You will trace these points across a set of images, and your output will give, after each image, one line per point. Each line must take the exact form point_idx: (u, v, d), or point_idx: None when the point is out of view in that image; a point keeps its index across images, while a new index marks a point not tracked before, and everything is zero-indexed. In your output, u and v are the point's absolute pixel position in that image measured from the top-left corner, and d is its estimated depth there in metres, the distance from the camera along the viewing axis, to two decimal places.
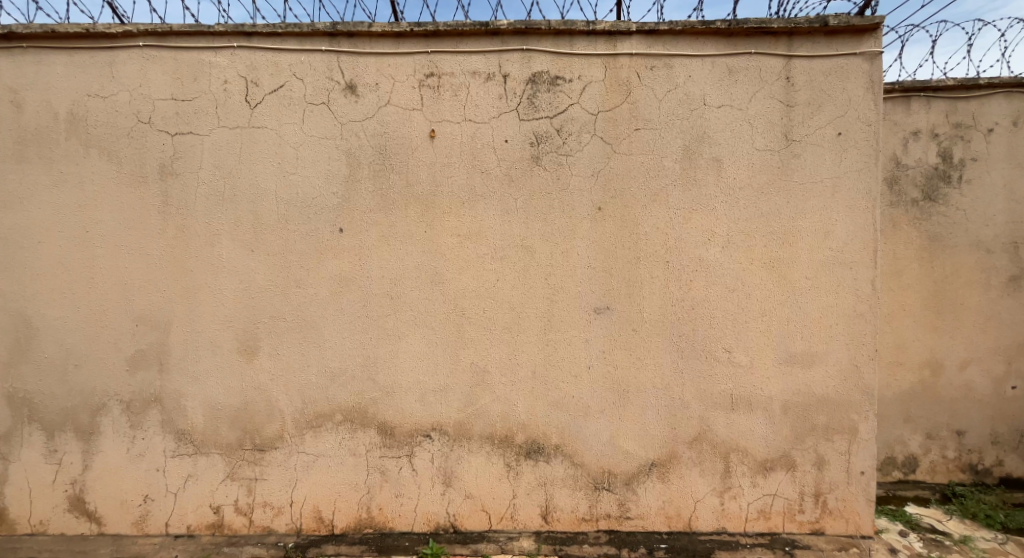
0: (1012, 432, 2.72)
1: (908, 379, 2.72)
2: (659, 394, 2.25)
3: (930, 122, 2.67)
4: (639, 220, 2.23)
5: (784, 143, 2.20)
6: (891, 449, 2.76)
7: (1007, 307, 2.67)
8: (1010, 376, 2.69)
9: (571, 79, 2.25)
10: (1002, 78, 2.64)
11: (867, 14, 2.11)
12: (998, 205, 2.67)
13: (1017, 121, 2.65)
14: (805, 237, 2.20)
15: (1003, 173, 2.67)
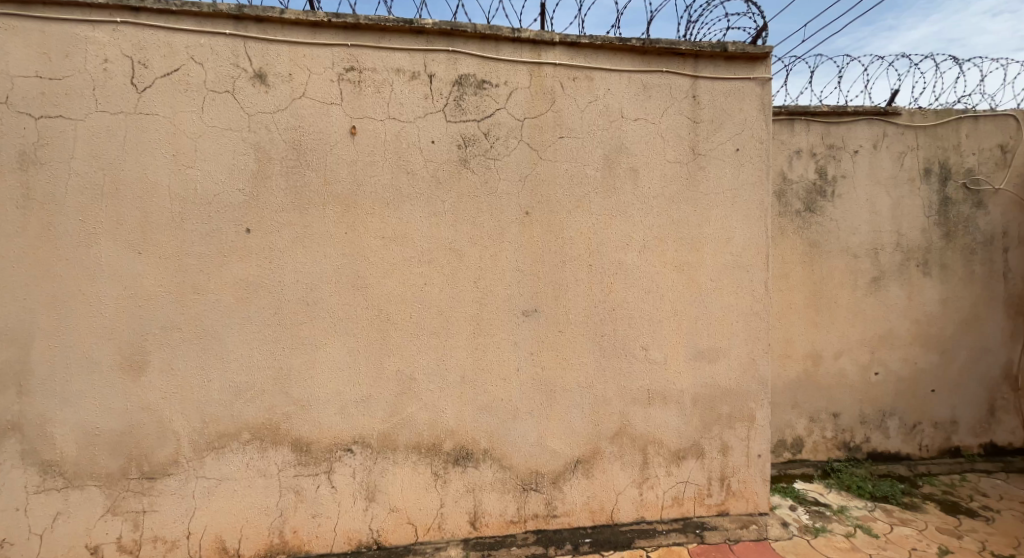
0: (874, 411, 3.17)
1: (793, 369, 3.07)
2: (584, 392, 2.32)
3: (809, 143, 3.05)
4: (564, 225, 2.30)
5: (692, 156, 2.38)
6: (781, 433, 3.09)
7: (868, 304, 3.12)
8: (871, 364, 3.14)
9: (497, 84, 2.27)
10: (864, 107, 3.09)
11: (759, 44, 2.36)
12: (862, 217, 3.11)
13: (876, 145, 3.11)
14: (711, 242, 2.40)
15: (865, 189, 3.12)
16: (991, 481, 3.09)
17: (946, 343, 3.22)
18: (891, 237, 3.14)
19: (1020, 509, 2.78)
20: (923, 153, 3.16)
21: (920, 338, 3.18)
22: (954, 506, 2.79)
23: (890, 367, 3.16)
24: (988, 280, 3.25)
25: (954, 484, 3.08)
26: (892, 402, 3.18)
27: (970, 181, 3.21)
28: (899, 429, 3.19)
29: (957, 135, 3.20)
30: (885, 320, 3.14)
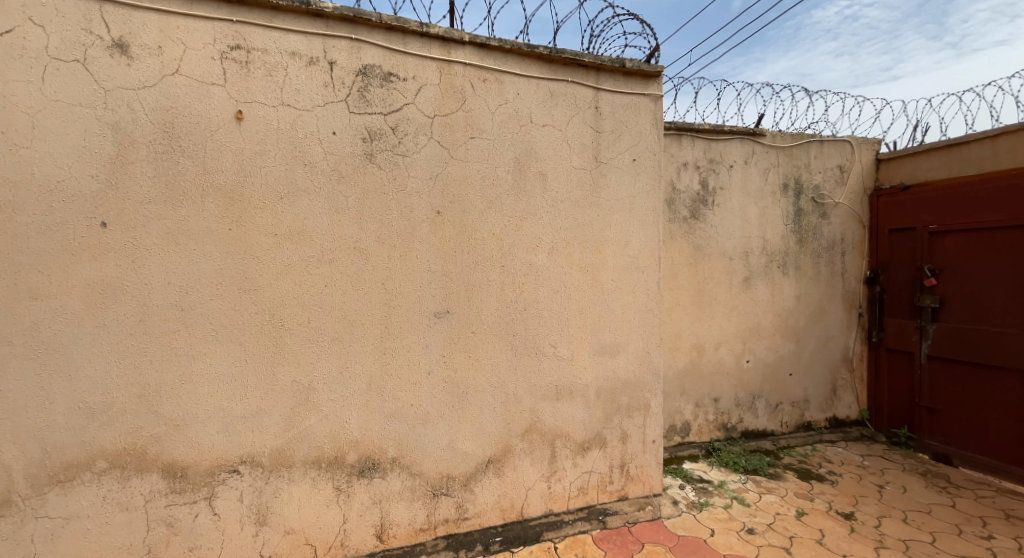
0: (746, 395, 3.60)
1: (681, 359, 3.39)
2: (494, 392, 2.33)
3: (694, 156, 3.39)
4: (475, 225, 2.29)
5: (595, 163, 2.52)
6: (672, 419, 3.39)
7: (740, 300, 3.54)
8: (744, 353, 3.58)
9: (405, 78, 2.19)
10: (738, 127, 3.50)
11: (653, 63, 2.56)
12: (734, 224, 3.52)
13: (746, 161, 3.55)
14: (611, 245, 2.55)
15: (738, 199, 3.53)
16: (833, 450, 3.69)
17: (799, 333, 3.77)
18: (758, 242, 3.60)
19: (853, 471, 3.35)
20: (783, 170, 3.66)
21: (780, 329, 3.69)
22: (807, 473, 3.28)
23: (757, 355, 3.63)
24: (829, 279, 3.87)
25: (807, 455, 3.63)
26: (759, 386, 3.64)
27: (816, 195, 3.80)
28: (765, 409, 3.66)
29: (807, 155, 3.77)
30: (753, 315, 3.59)
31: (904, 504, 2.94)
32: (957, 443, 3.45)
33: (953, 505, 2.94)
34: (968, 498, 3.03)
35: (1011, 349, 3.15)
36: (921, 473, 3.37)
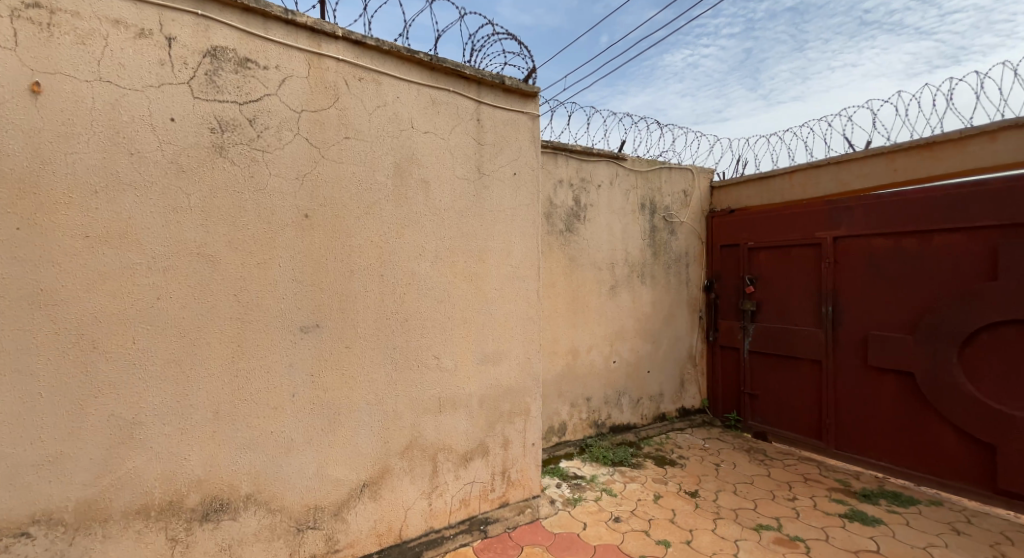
0: (613, 392, 3.96)
1: (559, 363, 3.66)
2: (371, 410, 2.18)
3: (567, 175, 3.70)
4: (350, 231, 2.13)
5: (477, 174, 2.52)
6: (551, 420, 3.62)
7: (607, 307, 3.94)
8: (613, 354, 3.97)
9: (266, 66, 1.96)
10: (603, 150, 3.87)
11: (531, 83, 2.66)
12: (603, 237, 3.90)
13: (612, 182, 3.96)
14: (495, 254, 2.58)
15: (605, 216, 3.92)
16: (682, 436, 4.20)
17: (654, 334, 4.26)
18: (622, 254, 4.03)
19: (697, 453, 3.83)
20: (641, 192, 4.16)
21: (640, 332, 4.15)
22: (663, 460, 3.69)
23: (622, 355, 4.05)
24: (677, 287, 4.43)
25: (662, 443, 4.08)
26: (624, 385, 4.05)
27: (667, 214, 4.33)
28: (629, 405, 4.07)
29: (659, 181, 4.28)
30: (619, 319, 4.02)
31: (735, 478, 3.43)
32: (771, 422, 4.15)
33: (769, 474, 3.51)
34: (779, 468, 3.65)
35: (805, 343, 3.89)
36: (746, 449, 3.98)
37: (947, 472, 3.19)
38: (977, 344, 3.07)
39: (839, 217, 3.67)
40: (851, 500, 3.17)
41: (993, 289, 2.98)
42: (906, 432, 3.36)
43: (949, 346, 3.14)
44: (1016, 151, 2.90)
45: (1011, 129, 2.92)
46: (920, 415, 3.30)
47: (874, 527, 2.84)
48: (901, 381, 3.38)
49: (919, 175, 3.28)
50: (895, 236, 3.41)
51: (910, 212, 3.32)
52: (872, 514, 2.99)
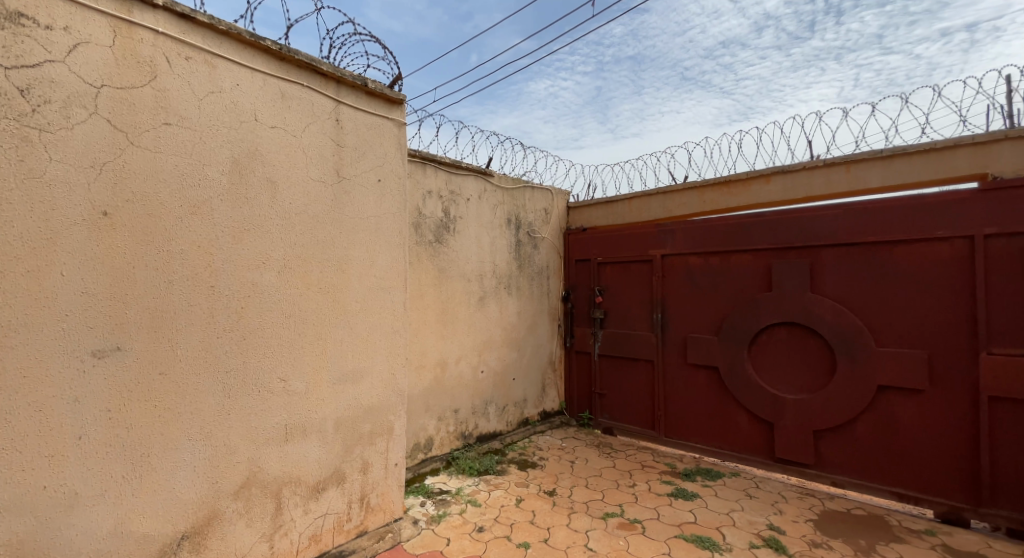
0: (480, 401, 3.98)
1: (427, 377, 3.54)
2: (196, 445, 1.85)
3: (436, 186, 3.64)
4: (169, 233, 1.80)
5: (336, 178, 2.33)
6: (418, 437, 3.47)
7: (475, 318, 3.95)
8: (479, 364, 3.99)
9: (50, 26, 1.58)
10: (470, 165, 3.90)
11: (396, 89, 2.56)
12: (473, 249, 3.93)
13: (480, 197, 4.01)
14: (355, 264, 2.39)
15: (473, 228, 3.95)
16: (544, 439, 4.43)
17: (519, 342, 4.41)
18: (490, 266, 4.11)
19: (556, 453, 4.08)
20: (507, 208, 4.29)
21: (506, 342, 4.25)
22: (525, 462, 3.85)
23: (489, 365, 4.10)
24: (539, 297, 4.66)
25: (525, 447, 4.24)
26: (491, 393, 4.10)
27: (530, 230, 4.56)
28: (496, 413, 4.14)
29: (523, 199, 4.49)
30: (487, 330, 4.07)
31: (588, 471, 3.73)
32: (617, 418, 4.62)
33: (614, 464, 3.87)
34: (623, 458, 4.07)
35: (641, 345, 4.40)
36: (596, 445, 4.37)
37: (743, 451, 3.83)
38: (759, 341, 3.75)
39: (661, 238, 4.31)
40: (676, 480, 3.63)
41: (767, 296, 3.68)
42: (714, 417, 3.98)
43: (742, 345, 3.80)
44: (782, 190, 3.69)
45: (779, 173, 3.70)
46: (723, 402, 3.94)
47: (693, 501, 3.28)
48: (711, 375, 4.00)
49: (719, 206, 4.01)
50: (704, 255, 4.05)
51: (714, 236, 3.96)
52: (692, 490, 3.45)
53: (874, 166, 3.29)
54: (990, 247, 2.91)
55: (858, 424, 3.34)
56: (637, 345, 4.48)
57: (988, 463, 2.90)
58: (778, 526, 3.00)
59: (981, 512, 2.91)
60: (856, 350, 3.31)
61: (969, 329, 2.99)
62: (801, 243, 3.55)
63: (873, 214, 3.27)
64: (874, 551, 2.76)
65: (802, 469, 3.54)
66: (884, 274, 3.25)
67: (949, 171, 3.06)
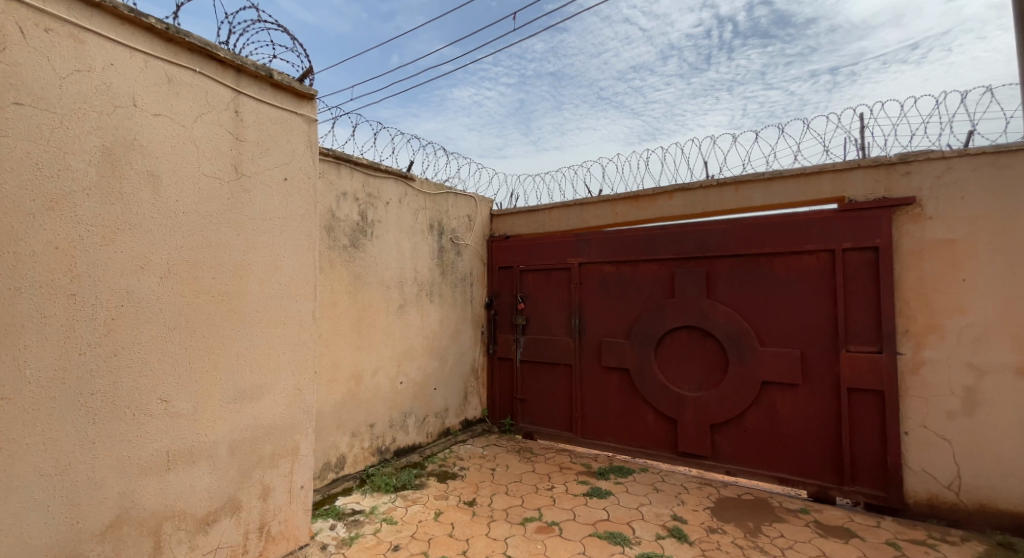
0: (396, 413, 4.09)
1: (340, 390, 3.51)
2: (48, 481, 1.72)
3: (352, 187, 3.66)
4: (23, 239, 1.68)
5: (235, 174, 2.26)
6: (329, 454, 3.46)
7: (394, 324, 3.98)
8: (398, 375, 4.02)
9: None
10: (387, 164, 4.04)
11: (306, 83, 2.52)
12: (392, 251, 4.05)
13: (399, 200, 4.23)
14: (255, 269, 2.33)
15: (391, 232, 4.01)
16: (474, 451, 4.69)
17: (435, 349, 4.62)
18: (409, 271, 4.17)
19: (480, 466, 4.29)
20: (429, 213, 4.55)
21: (425, 350, 4.31)
22: (443, 475, 3.85)
23: (409, 376, 4.15)
24: (462, 303, 4.83)
25: (444, 460, 4.19)
26: (409, 404, 4.18)
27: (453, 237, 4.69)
28: (414, 425, 4.19)
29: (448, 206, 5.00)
30: (404, 340, 4.11)
31: (499, 484, 3.71)
32: (535, 421, 5.67)
33: (536, 470, 4.26)
34: (542, 461, 5.01)
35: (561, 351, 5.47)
36: (517, 452, 5.25)
37: (652, 444, 4.83)
38: (664, 340, 4.78)
39: (585, 250, 5.33)
40: (592, 480, 4.33)
41: (672, 303, 4.69)
42: (625, 409, 5.02)
43: (649, 345, 4.82)
44: (681, 205, 4.69)
45: (679, 192, 4.70)
46: (635, 397, 4.95)
47: (605, 498, 3.81)
48: (622, 373, 5.05)
49: (634, 219, 4.96)
50: (616, 264, 5.13)
51: (625, 245, 5.05)
52: (606, 488, 4.14)
53: (757, 187, 4.26)
54: (847, 258, 3.86)
55: (746, 411, 4.29)
56: (562, 349, 5.49)
57: (848, 450, 3.80)
58: (681, 515, 3.65)
59: (844, 489, 3.81)
60: (743, 348, 4.26)
61: (829, 331, 3.95)
62: (698, 254, 4.56)
63: (751, 228, 4.30)
64: (758, 530, 3.46)
65: (701, 461, 4.50)
66: (762, 283, 4.25)
67: (818, 193, 3.99)
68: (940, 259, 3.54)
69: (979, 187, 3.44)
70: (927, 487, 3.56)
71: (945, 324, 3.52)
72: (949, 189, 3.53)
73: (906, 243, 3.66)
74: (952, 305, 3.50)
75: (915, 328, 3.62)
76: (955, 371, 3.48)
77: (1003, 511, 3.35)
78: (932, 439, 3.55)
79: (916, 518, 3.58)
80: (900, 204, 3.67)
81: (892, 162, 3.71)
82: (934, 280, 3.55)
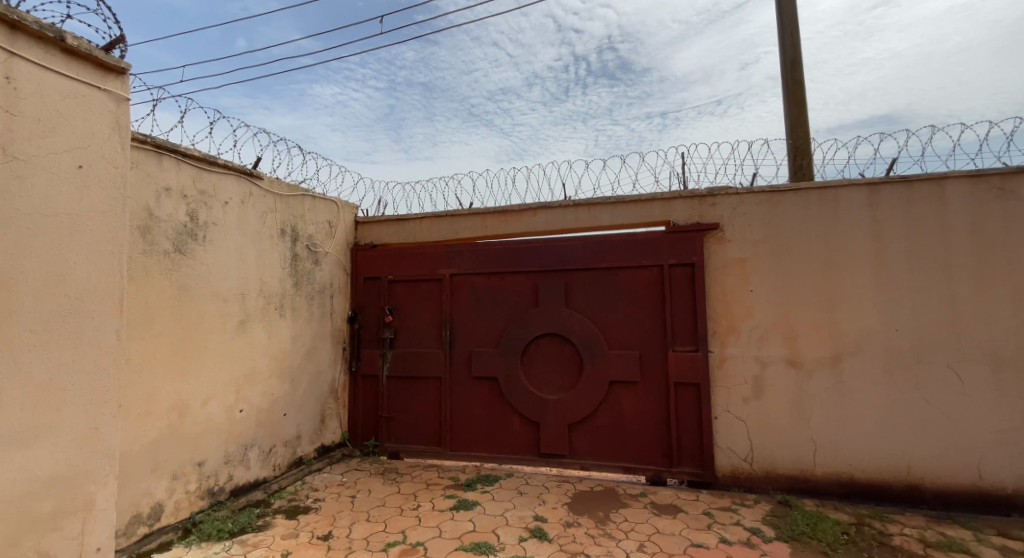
0: (235, 448, 4.21)
1: (157, 425, 3.58)
2: None
3: (180, 184, 3.81)
4: None
5: (5, 154, 2.11)
6: (138, 506, 3.45)
7: (231, 344, 4.19)
8: (236, 404, 4.23)
9: None
10: (233, 165, 4.26)
11: (111, 54, 2.45)
12: (231, 263, 4.23)
13: (243, 201, 4.36)
14: (30, 286, 2.16)
15: (232, 238, 4.25)
16: (320, 477, 4.87)
17: (287, 374, 4.79)
18: (256, 283, 4.47)
19: (335, 490, 4.55)
20: (279, 216, 4.74)
21: (273, 372, 4.63)
22: (296, 509, 4.15)
23: (251, 402, 4.38)
24: (320, 318, 5.23)
25: (296, 490, 4.59)
26: (254, 434, 4.40)
27: (309, 243, 5.12)
28: (258, 455, 4.43)
29: (303, 208, 5.05)
30: (242, 365, 4.30)
31: (370, 504, 4.26)
32: (402, 440, 5.43)
33: (398, 490, 4.55)
34: (408, 481, 4.79)
35: (430, 363, 5.37)
36: (380, 472, 5.00)
37: (517, 448, 5.08)
38: (530, 349, 5.09)
39: (452, 258, 5.36)
40: (459, 493, 4.51)
41: (535, 312, 5.07)
42: (493, 419, 5.16)
43: (517, 355, 5.08)
44: (545, 221, 5.10)
45: (543, 209, 5.12)
46: (503, 407, 5.14)
47: (472, 509, 4.14)
48: (491, 384, 5.19)
49: (498, 231, 5.24)
50: (487, 275, 5.26)
51: (496, 256, 5.23)
52: (472, 499, 4.34)
53: (604, 209, 4.94)
54: (674, 273, 4.72)
55: (598, 410, 4.87)
56: (428, 361, 5.38)
57: (676, 436, 4.62)
58: (542, 515, 4.07)
59: (673, 471, 4.61)
60: (596, 352, 4.87)
61: (661, 336, 4.75)
62: (559, 267, 5.03)
63: (601, 244, 4.93)
64: (607, 518, 4.02)
65: (560, 460, 4.93)
66: (611, 294, 4.90)
67: (651, 216, 4.82)
68: (737, 275, 4.55)
69: (760, 223, 4.52)
70: (731, 461, 4.50)
71: (740, 326, 4.53)
72: (741, 221, 4.57)
73: (713, 260, 4.62)
74: (743, 312, 4.53)
75: (721, 329, 4.58)
76: (747, 364, 4.49)
77: (781, 473, 4.37)
78: (733, 421, 4.51)
79: (724, 488, 4.50)
80: (709, 229, 4.62)
81: (704, 195, 4.68)
82: (732, 292, 4.56)
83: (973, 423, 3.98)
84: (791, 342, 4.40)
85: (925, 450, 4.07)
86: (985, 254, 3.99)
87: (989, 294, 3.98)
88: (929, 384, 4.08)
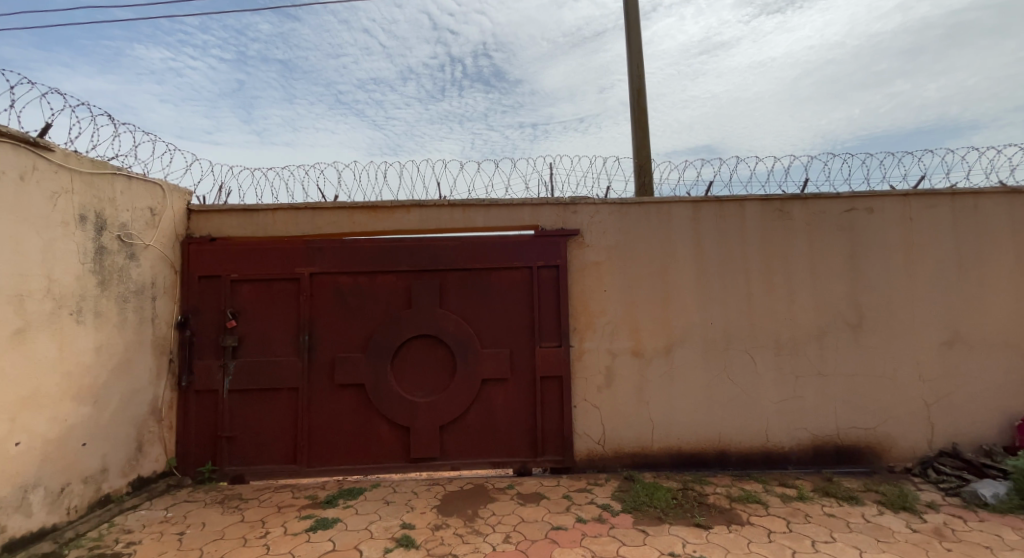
0: (11, 492, 3.27)
1: None
2: None
3: None
4: None
5: None
6: None
7: (4, 358, 3.26)
8: (12, 435, 3.30)
9: None
10: (11, 130, 3.32)
11: None
12: (2, 255, 3.27)
13: (23, 176, 3.42)
14: None
15: (6, 222, 3.30)
16: (136, 515, 4.02)
17: (87, 394, 3.88)
18: (40, 282, 3.53)
19: (157, 529, 3.81)
20: (77, 199, 3.83)
21: (67, 392, 3.71)
22: None
23: (35, 431, 3.45)
24: (135, 324, 4.35)
25: (102, 535, 3.74)
26: (38, 472, 3.47)
27: (122, 234, 4.22)
28: (44, 499, 3.50)
29: (112, 189, 4.15)
30: (18, 386, 3.35)
31: (204, 539, 3.68)
32: (247, 461, 4.79)
33: (242, 518, 4.00)
34: (255, 507, 4.24)
35: (284, 372, 4.84)
36: (219, 501, 4.34)
37: (384, 455, 4.86)
38: (401, 351, 4.93)
39: (313, 256, 4.92)
40: (317, 511, 4.14)
41: (407, 313, 4.92)
42: (358, 426, 4.86)
43: (386, 357, 4.87)
44: (419, 220, 5.00)
45: (417, 207, 5.01)
46: (370, 413, 4.88)
47: (333, 527, 3.84)
48: (357, 390, 4.88)
49: (368, 228, 4.97)
50: (353, 274, 4.95)
51: (364, 254, 4.95)
52: (332, 517, 4.02)
53: (478, 210, 5.04)
54: (541, 274, 5.02)
55: (469, 408, 4.93)
56: (282, 370, 4.85)
57: (541, 428, 4.91)
58: (410, 522, 3.96)
59: (537, 460, 4.89)
60: (468, 352, 4.92)
61: (528, 334, 5.00)
62: (432, 266, 4.97)
63: (474, 245, 5.01)
64: (475, 515, 4.09)
65: (430, 462, 4.86)
66: (483, 294, 5.01)
67: (521, 220, 5.06)
68: (593, 276, 5.03)
69: (613, 230, 5.06)
70: (587, 446, 4.93)
71: (596, 323, 5.01)
72: (597, 228, 5.06)
73: (574, 262, 5.03)
74: (598, 310, 5.02)
75: (580, 326, 5.01)
76: (601, 357, 4.98)
77: (627, 452, 4.94)
78: (589, 409, 4.96)
79: (581, 471, 4.91)
80: (571, 234, 5.03)
81: (567, 203, 5.08)
82: (589, 292, 5.02)
83: (763, 396, 4.99)
84: (636, 336, 5.01)
85: (732, 421, 4.98)
86: (772, 262, 5.05)
87: (773, 293, 5.04)
88: (735, 366, 5.01)
